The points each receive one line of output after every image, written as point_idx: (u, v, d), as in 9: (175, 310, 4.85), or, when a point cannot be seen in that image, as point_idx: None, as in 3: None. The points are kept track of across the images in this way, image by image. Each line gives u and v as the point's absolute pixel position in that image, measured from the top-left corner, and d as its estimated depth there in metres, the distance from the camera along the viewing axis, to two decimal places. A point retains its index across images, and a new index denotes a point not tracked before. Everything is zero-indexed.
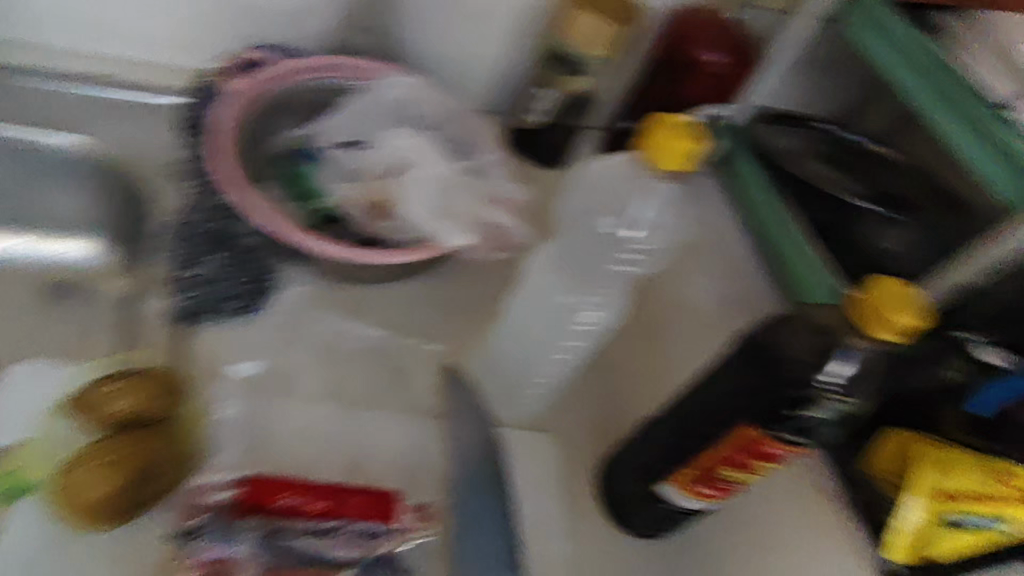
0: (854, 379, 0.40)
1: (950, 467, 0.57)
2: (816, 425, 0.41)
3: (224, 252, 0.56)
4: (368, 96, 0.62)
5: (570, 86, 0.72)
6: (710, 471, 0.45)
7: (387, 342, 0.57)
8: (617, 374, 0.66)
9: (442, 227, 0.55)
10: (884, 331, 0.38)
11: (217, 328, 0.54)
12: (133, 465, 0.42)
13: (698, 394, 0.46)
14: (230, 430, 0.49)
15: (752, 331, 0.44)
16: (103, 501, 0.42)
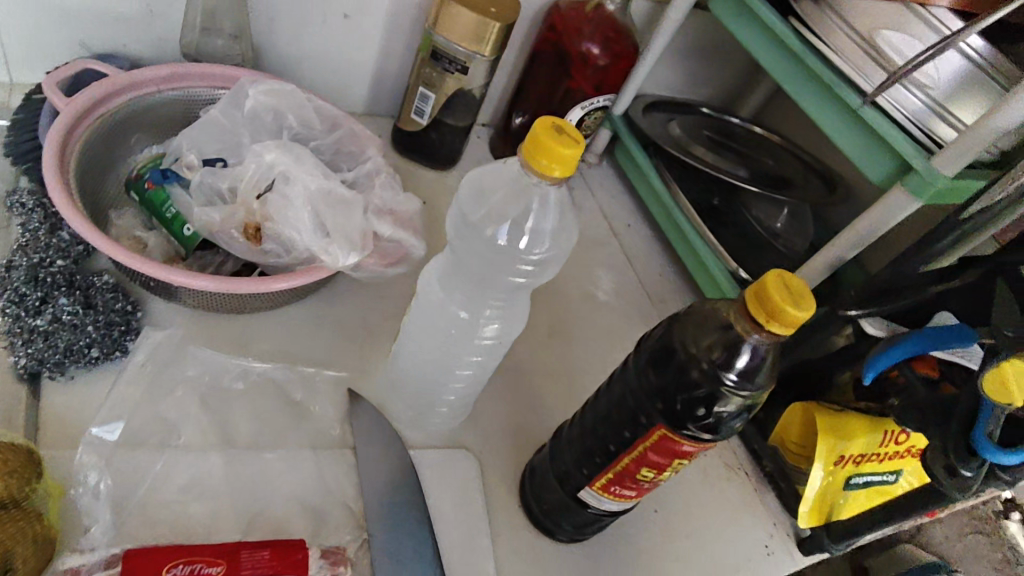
0: (754, 371, 0.40)
1: (847, 433, 0.63)
2: (723, 421, 0.40)
3: (72, 292, 0.48)
4: (231, 108, 0.57)
5: (454, 84, 0.69)
6: (628, 472, 0.45)
7: (279, 374, 0.53)
8: (528, 377, 0.65)
9: (331, 246, 0.52)
10: (774, 326, 0.36)
11: (75, 380, 0.48)
12: None
13: (613, 395, 0.46)
14: (99, 501, 0.43)
15: (658, 332, 0.44)
16: None
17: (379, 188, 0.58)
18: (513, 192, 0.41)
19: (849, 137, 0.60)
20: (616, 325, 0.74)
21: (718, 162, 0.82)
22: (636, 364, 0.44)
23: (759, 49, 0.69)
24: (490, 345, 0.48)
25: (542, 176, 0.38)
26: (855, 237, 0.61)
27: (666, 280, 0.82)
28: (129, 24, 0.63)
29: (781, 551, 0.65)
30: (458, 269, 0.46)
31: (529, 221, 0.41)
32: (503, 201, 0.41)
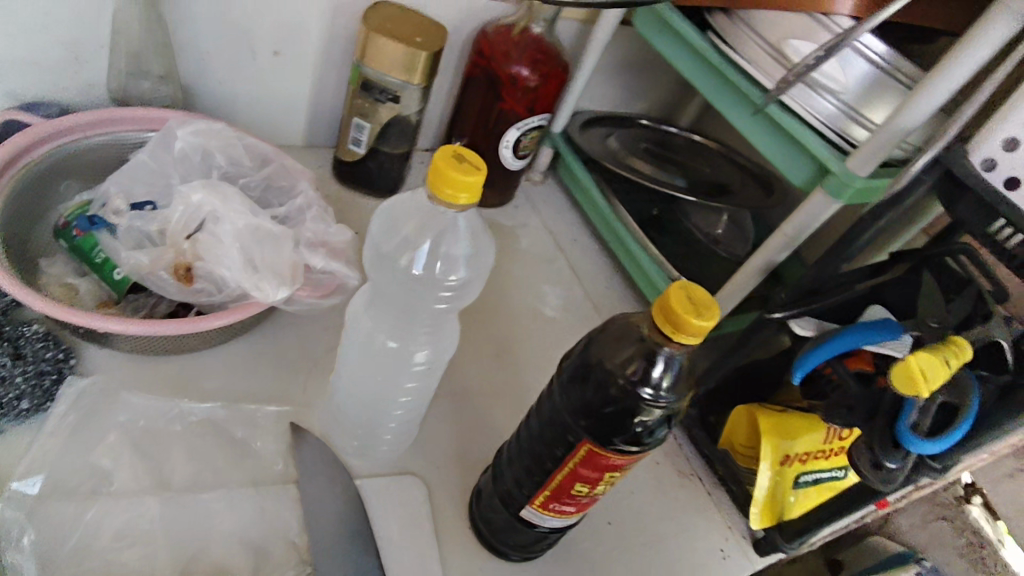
0: (671, 381, 0.41)
1: (790, 433, 0.64)
2: (647, 431, 0.41)
3: (1, 346, 0.49)
4: (158, 151, 0.58)
5: (386, 113, 0.70)
6: (563, 489, 0.45)
7: (217, 412, 0.53)
8: (474, 399, 0.65)
9: (261, 280, 0.52)
10: (684, 337, 0.38)
11: (5, 433, 0.48)
12: None
13: (543, 411, 0.47)
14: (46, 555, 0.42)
15: (577, 352, 0.45)
16: None
17: (311, 221, 0.58)
18: (423, 221, 0.42)
19: (768, 142, 0.63)
20: (564, 340, 0.75)
21: (657, 173, 0.83)
22: (560, 380, 0.45)
23: (679, 61, 0.71)
24: (424, 371, 0.49)
25: (447, 205, 0.39)
26: (782, 239, 0.62)
27: (614, 292, 0.83)
28: (55, 72, 0.63)
29: (738, 555, 0.65)
30: (383, 298, 0.46)
31: (440, 246, 0.41)
32: (414, 231, 0.42)
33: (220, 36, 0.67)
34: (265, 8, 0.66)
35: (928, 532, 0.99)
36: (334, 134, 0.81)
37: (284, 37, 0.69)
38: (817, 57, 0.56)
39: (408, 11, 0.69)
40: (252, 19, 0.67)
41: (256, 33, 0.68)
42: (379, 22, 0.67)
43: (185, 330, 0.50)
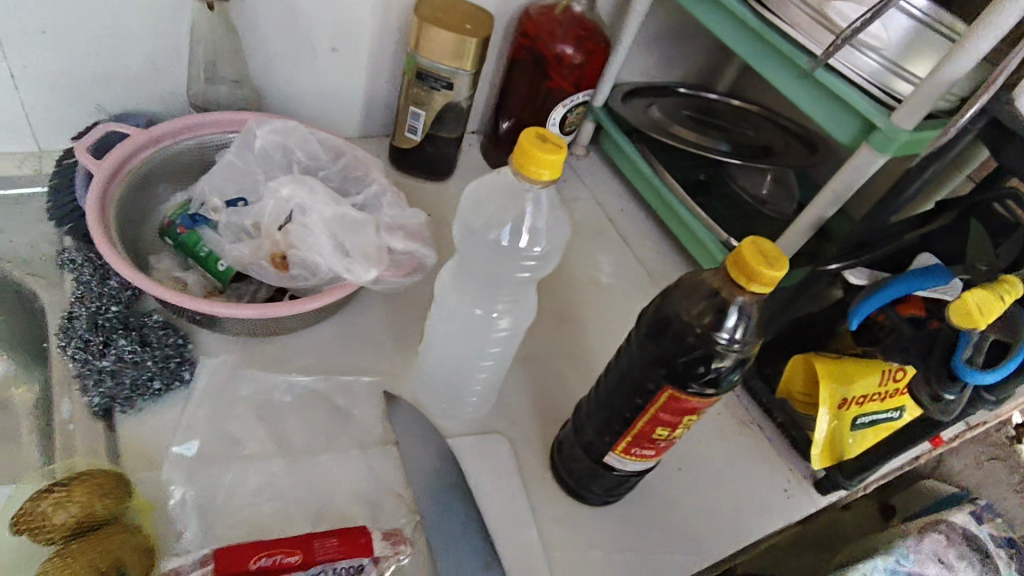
0: (743, 329, 0.45)
1: (846, 378, 0.67)
2: (723, 375, 0.45)
3: (131, 334, 0.55)
4: (243, 151, 0.62)
5: (441, 100, 0.74)
6: (644, 434, 0.50)
7: (320, 385, 0.59)
8: (545, 362, 0.70)
9: (352, 264, 0.57)
10: (755, 286, 0.42)
11: (142, 411, 0.54)
12: (104, 559, 0.42)
13: (622, 365, 0.51)
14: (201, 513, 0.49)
15: (653, 307, 0.49)
16: None
17: (387, 207, 0.62)
18: (510, 198, 0.46)
19: (811, 102, 0.65)
20: (621, 303, 0.79)
21: (700, 139, 0.86)
22: (638, 334, 0.49)
23: (720, 29, 0.73)
24: (508, 336, 0.53)
25: (532, 181, 0.43)
26: (831, 195, 0.65)
27: (664, 256, 0.87)
28: (140, 83, 0.68)
29: (800, 494, 0.70)
30: (468, 270, 0.51)
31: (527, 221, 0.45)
32: (502, 207, 0.46)
33: (283, 39, 0.71)
34: (325, 10, 0.70)
35: (982, 471, 1.02)
36: (389, 123, 0.86)
37: (341, 34, 0.73)
38: (864, 20, 0.58)
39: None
40: (312, 21, 0.71)
41: (317, 33, 0.72)
42: (430, 12, 0.70)
43: (288, 311, 0.55)
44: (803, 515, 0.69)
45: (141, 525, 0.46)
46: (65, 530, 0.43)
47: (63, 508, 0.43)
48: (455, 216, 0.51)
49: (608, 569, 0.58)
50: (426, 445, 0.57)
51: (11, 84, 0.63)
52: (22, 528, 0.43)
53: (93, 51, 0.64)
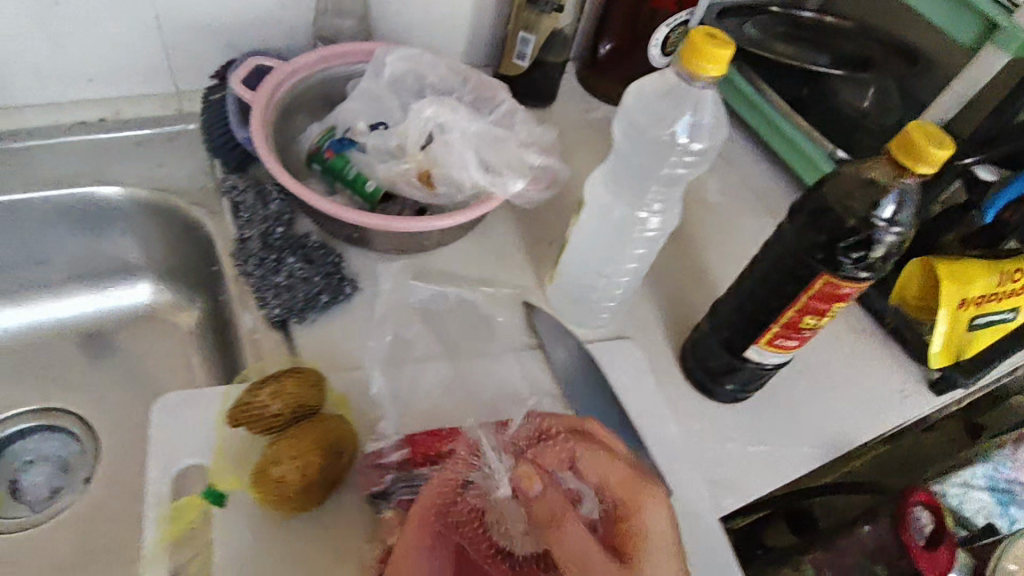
0: (902, 214, 0.46)
1: (968, 280, 0.68)
2: (879, 260, 0.47)
3: (297, 253, 0.60)
4: (379, 79, 0.65)
5: (551, 24, 0.76)
6: (792, 323, 0.53)
7: (468, 296, 0.63)
8: (665, 274, 0.72)
9: (498, 178, 0.60)
10: (922, 166, 0.43)
11: (315, 321, 0.58)
12: (322, 446, 0.46)
13: (768, 260, 0.53)
14: (387, 406, 0.54)
15: (806, 197, 0.50)
16: (310, 483, 0.46)
17: (522, 124, 0.64)
18: (677, 95, 0.48)
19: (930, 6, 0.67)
20: (728, 219, 0.81)
21: (798, 53, 0.87)
22: (789, 228, 0.51)
23: None
24: (655, 237, 0.56)
25: (698, 77, 0.45)
26: None
27: (765, 173, 0.88)
28: (269, 19, 0.71)
29: (915, 394, 0.73)
30: (620, 171, 0.53)
31: (693, 117, 0.48)
32: (667, 105, 0.48)
33: None
34: None
35: None
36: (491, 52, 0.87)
37: None
38: None
39: None
40: None
41: None
42: None
43: (441, 225, 0.58)
44: (920, 412, 0.71)
45: (342, 415, 0.51)
46: (280, 419, 0.48)
47: (275, 401, 0.47)
48: (616, 117, 0.53)
49: (744, 459, 0.62)
50: (573, 347, 0.61)
51: (154, 24, 0.66)
52: (241, 420, 0.48)
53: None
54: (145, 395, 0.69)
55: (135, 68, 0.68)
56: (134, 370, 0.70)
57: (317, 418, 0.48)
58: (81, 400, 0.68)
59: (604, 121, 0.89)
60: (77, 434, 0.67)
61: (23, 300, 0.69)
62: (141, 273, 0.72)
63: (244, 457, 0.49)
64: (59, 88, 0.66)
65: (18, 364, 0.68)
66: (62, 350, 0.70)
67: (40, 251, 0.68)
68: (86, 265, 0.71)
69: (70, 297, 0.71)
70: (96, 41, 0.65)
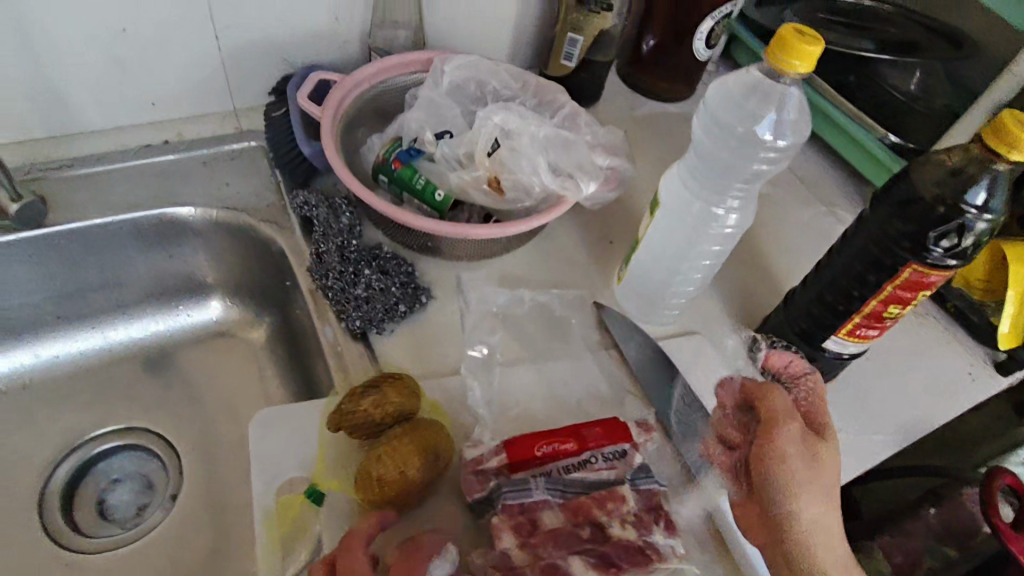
0: (992, 200, 0.46)
1: None
2: (969, 247, 0.48)
3: (373, 265, 0.61)
4: (439, 88, 0.66)
5: (600, 25, 0.76)
6: (875, 313, 0.53)
7: (541, 299, 0.63)
8: (728, 268, 0.73)
9: (569, 182, 0.60)
10: (1013, 152, 0.44)
11: (395, 331, 0.59)
12: (422, 449, 0.47)
13: (849, 251, 0.54)
14: (479, 411, 0.54)
15: (893, 184, 0.51)
16: (416, 485, 0.47)
17: (586, 126, 0.65)
18: (764, 91, 0.49)
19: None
20: (782, 210, 0.81)
21: (842, 39, 0.86)
22: (871, 219, 0.52)
23: None
24: (730, 234, 0.56)
25: (785, 72, 0.45)
26: None
27: (813, 162, 0.88)
28: (325, 34, 0.72)
29: (983, 376, 0.73)
30: (700, 169, 0.53)
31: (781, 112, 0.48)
32: (754, 101, 0.49)
33: None
34: None
35: None
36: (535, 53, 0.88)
37: None
38: None
39: None
40: None
41: None
42: None
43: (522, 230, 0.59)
44: (988, 394, 0.71)
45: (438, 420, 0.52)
46: (381, 426, 0.49)
47: (376, 410, 0.49)
48: (697, 114, 0.53)
49: None
50: (649, 345, 0.61)
51: (215, 44, 0.66)
52: (342, 426, 0.49)
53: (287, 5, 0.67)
54: (221, 411, 0.70)
55: (196, 89, 0.70)
56: (208, 387, 0.71)
57: (413, 424, 0.49)
58: (159, 419, 0.69)
59: (650, 117, 0.89)
60: (158, 453, 0.68)
61: (98, 322, 0.71)
62: (211, 290, 0.73)
63: (344, 464, 0.51)
64: (126, 111, 0.68)
65: (97, 386, 0.70)
66: (137, 371, 0.71)
67: (114, 274, 0.69)
68: (157, 284, 0.72)
69: (142, 319, 0.72)
70: (159, 64, 0.66)
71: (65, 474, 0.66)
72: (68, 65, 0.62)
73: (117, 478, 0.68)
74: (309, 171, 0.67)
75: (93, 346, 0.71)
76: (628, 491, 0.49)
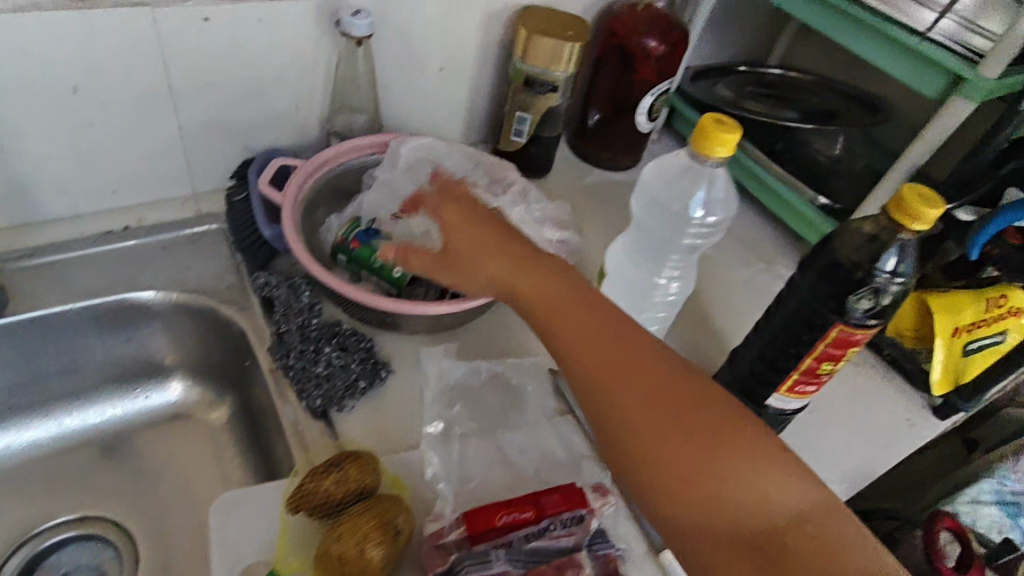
0: (904, 264, 0.51)
1: (954, 308, 0.74)
2: (887, 307, 0.52)
3: (333, 342, 0.63)
4: (394, 168, 0.70)
5: (546, 103, 0.81)
6: (811, 370, 0.57)
7: (498, 368, 0.65)
8: (678, 328, 0.76)
9: None
10: (919, 223, 0.48)
11: (356, 408, 0.60)
12: (381, 525, 0.48)
13: (783, 312, 0.57)
14: (438, 484, 0.55)
15: (816, 251, 0.54)
16: (378, 563, 0.47)
17: (535, 202, 0.69)
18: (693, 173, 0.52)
19: (896, 64, 0.72)
20: (726, 270, 0.86)
21: (770, 110, 0.94)
22: (802, 282, 0.55)
23: (796, 9, 0.81)
24: (672, 301, 0.59)
25: (711, 158, 0.49)
26: (927, 146, 0.72)
27: (752, 222, 0.94)
28: (283, 120, 0.76)
29: (921, 421, 0.77)
30: (642, 244, 0.57)
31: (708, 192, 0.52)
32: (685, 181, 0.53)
33: (402, 65, 0.78)
34: (439, 32, 0.78)
35: None
36: (486, 129, 0.93)
37: (450, 53, 0.80)
38: None
39: (552, 11, 0.80)
40: (427, 44, 0.78)
41: (432, 54, 0.79)
42: (534, 24, 0.77)
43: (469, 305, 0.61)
44: (926, 438, 0.75)
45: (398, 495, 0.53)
46: (342, 503, 0.50)
47: (338, 488, 0.49)
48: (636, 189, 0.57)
49: None
50: None
51: (176, 131, 0.70)
52: (302, 505, 0.50)
53: (246, 96, 0.71)
54: (181, 494, 0.69)
55: (157, 175, 0.72)
56: (167, 469, 0.71)
57: (372, 501, 0.50)
58: (116, 505, 0.68)
59: (598, 185, 0.94)
60: (114, 542, 0.67)
61: (54, 409, 0.70)
62: (170, 373, 0.74)
63: (306, 543, 0.51)
64: (86, 199, 0.70)
65: (51, 474, 0.69)
66: (94, 457, 0.71)
67: (71, 359, 0.70)
68: (115, 367, 0.72)
69: (100, 403, 0.72)
70: (121, 154, 0.69)
71: (15, 569, 0.64)
72: (30, 157, 0.64)
73: (70, 570, 0.66)
74: (268, 252, 0.69)
75: (48, 433, 0.70)
76: (585, 557, 0.52)
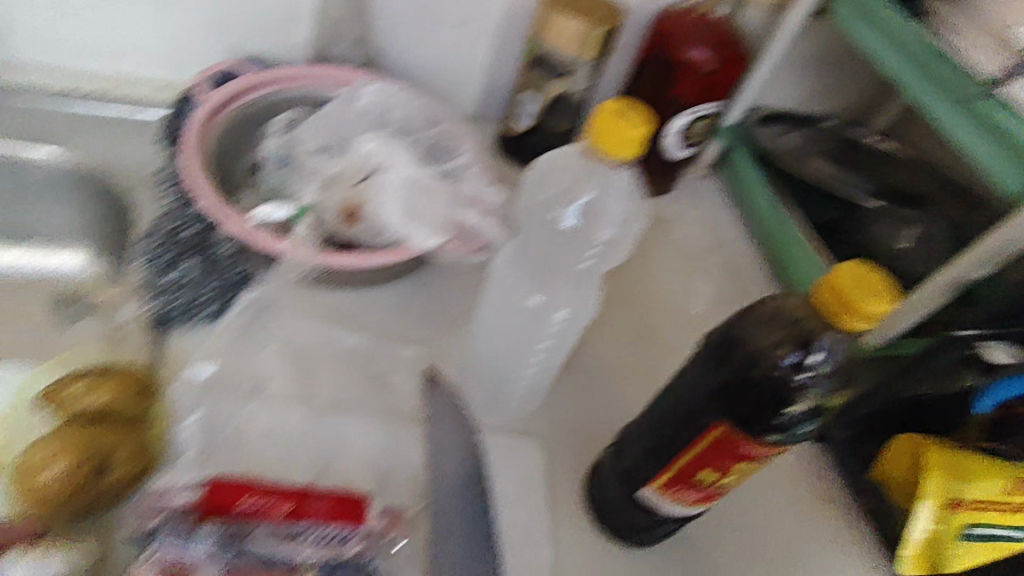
0: (825, 372, 0.38)
1: (961, 475, 0.56)
2: (792, 423, 0.38)
3: (203, 256, 0.57)
4: (343, 100, 0.62)
5: (557, 89, 0.72)
6: (688, 472, 0.43)
7: (363, 344, 0.56)
8: (607, 379, 0.63)
9: (417, 227, 0.55)
10: (858, 323, 0.36)
11: (193, 330, 0.54)
12: (86, 451, 0.42)
13: (677, 390, 0.44)
14: (194, 439, 0.48)
15: (720, 329, 0.42)
16: (59, 492, 0.41)
17: (469, 179, 0.60)
18: (583, 174, 0.45)
19: (970, 142, 0.53)
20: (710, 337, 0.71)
21: (839, 177, 0.75)
22: (695, 359, 0.43)
23: (868, 41, 0.61)
24: (559, 331, 0.49)
25: (609, 158, 0.40)
26: (984, 256, 0.54)
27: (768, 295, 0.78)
28: (270, 28, 0.71)
29: None
30: (530, 251, 0.48)
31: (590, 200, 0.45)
32: (573, 181, 0.45)
33: None
34: None
35: None
36: None
37: None
38: None
39: None
40: None
41: None
42: None
43: (384, 264, 0.55)
44: None
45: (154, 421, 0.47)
46: (86, 415, 0.45)
47: (90, 395, 0.45)
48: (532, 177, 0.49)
49: None
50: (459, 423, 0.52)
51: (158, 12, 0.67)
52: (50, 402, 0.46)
53: None
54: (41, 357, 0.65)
55: None
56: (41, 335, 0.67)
57: (109, 422, 0.44)
58: None
59: None
60: None
61: None
62: (75, 242, 0.71)
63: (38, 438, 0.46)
64: None
65: None
66: None
67: None
68: (56, 231, 0.70)
69: (12, 251, 0.70)
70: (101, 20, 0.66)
71: None
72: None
73: None
74: None
75: None
76: None
